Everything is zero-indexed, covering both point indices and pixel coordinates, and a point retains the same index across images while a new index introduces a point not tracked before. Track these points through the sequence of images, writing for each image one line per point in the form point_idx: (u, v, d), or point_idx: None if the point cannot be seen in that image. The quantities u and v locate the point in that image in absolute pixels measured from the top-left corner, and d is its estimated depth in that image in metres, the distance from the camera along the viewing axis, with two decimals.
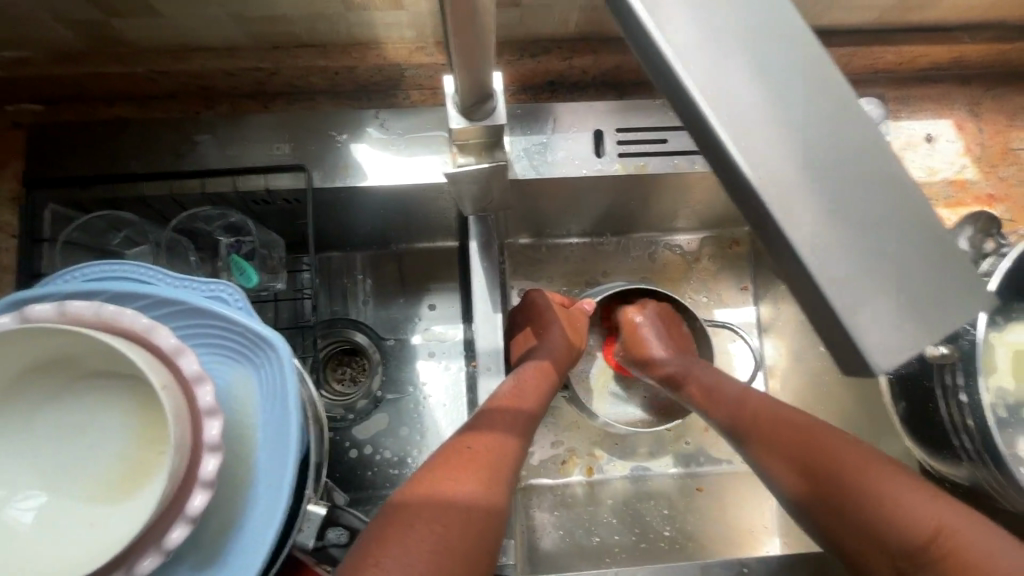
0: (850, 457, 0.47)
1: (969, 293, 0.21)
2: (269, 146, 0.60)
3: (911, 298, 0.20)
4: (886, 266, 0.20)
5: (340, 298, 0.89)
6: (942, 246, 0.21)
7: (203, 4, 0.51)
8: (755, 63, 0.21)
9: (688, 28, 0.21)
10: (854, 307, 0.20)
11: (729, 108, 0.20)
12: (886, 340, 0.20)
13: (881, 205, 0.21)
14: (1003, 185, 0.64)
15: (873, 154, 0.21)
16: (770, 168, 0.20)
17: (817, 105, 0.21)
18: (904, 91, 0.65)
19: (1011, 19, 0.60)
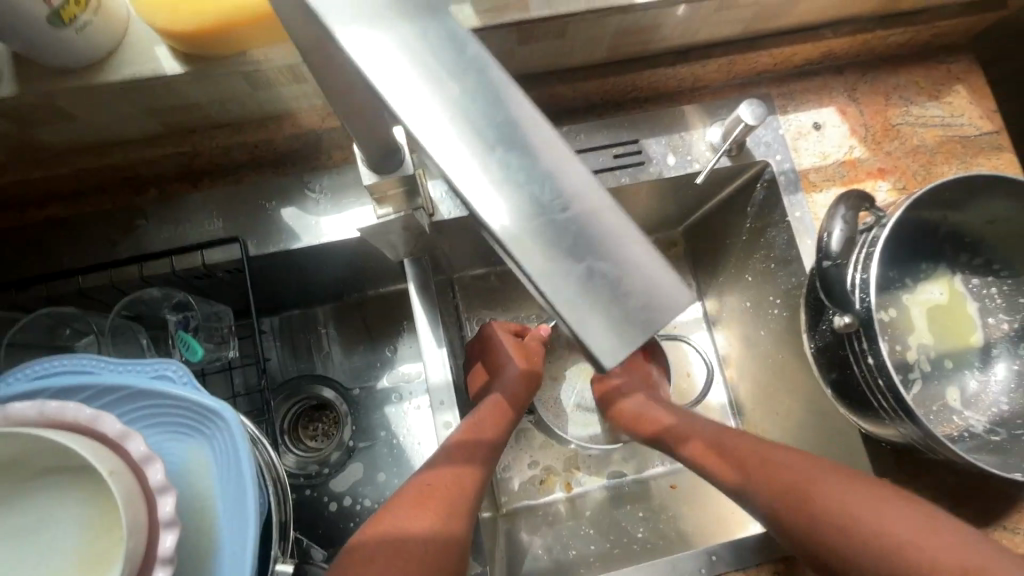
0: (825, 484, 0.51)
1: (670, 300, 0.25)
2: (203, 223, 0.63)
3: (623, 306, 0.25)
4: (601, 283, 0.25)
5: (303, 357, 0.91)
6: (648, 261, 0.25)
7: (118, 106, 0.53)
8: (482, 129, 0.25)
9: (433, 110, 0.25)
10: (587, 325, 0.24)
11: (460, 163, 0.25)
12: (606, 342, 0.25)
13: (595, 235, 0.25)
14: (890, 159, 0.70)
15: (586, 193, 0.25)
16: (500, 213, 0.25)
17: (535, 157, 0.25)
18: (787, 87, 0.71)
19: (867, 13, 0.66)
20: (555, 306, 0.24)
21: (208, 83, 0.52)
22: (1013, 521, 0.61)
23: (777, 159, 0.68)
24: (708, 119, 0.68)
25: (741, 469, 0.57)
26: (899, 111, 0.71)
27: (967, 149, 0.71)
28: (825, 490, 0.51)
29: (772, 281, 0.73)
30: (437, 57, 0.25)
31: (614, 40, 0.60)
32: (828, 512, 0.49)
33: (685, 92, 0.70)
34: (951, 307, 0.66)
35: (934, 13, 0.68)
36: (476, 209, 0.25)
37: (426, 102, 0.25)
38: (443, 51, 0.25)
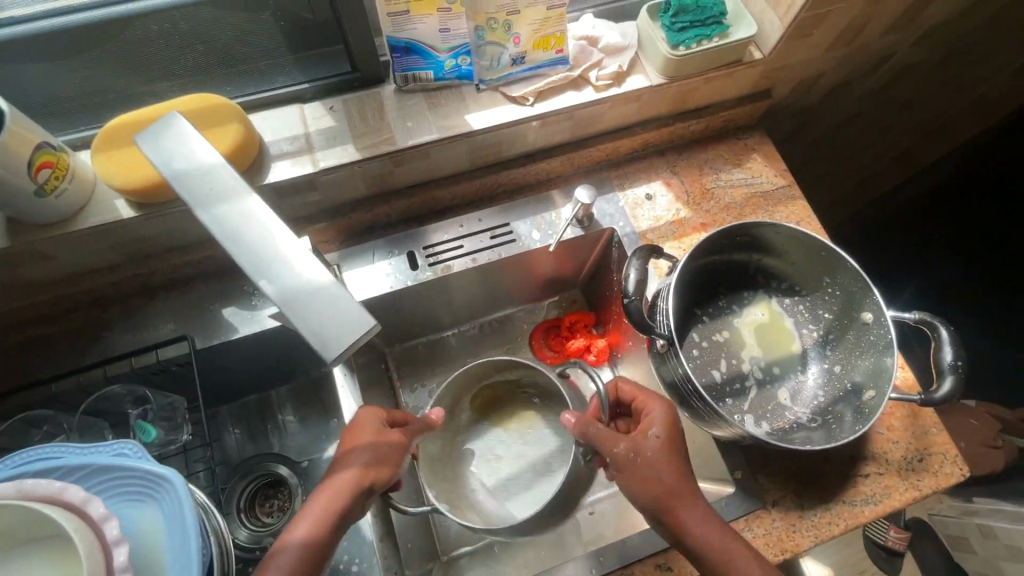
0: (722, 536, 0.61)
1: (365, 325, 0.36)
2: (158, 328, 0.77)
3: (336, 329, 0.36)
4: (322, 315, 0.36)
5: (258, 439, 1.02)
6: (353, 304, 0.37)
7: (88, 246, 0.69)
8: (256, 229, 0.39)
9: (237, 229, 0.39)
10: (314, 339, 0.36)
11: (238, 246, 0.38)
12: (326, 350, 0.35)
13: (319, 287, 0.37)
14: (709, 215, 0.89)
15: (315, 264, 0.38)
16: (260, 275, 0.37)
17: (284, 242, 0.38)
18: (622, 171, 0.91)
19: (665, 113, 0.88)
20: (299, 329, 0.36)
21: (157, 221, 0.69)
22: (849, 494, 0.74)
23: (619, 227, 0.87)
24: (562, 201, 0.88)
25: (668, 489, 0.62)
26: (711, 178, 0.92)
27: (769, 201, 0.90)
28: (746, 575, 0.58)
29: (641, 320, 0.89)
30: (241, 203, 0.40)
31: (472, 154, 0.79)
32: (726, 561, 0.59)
33: (543, 182, 0.90)
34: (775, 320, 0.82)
35: (717, 107, 0.91)
36: (258, 280, 0.37)
37: (232, 227, 0.39)
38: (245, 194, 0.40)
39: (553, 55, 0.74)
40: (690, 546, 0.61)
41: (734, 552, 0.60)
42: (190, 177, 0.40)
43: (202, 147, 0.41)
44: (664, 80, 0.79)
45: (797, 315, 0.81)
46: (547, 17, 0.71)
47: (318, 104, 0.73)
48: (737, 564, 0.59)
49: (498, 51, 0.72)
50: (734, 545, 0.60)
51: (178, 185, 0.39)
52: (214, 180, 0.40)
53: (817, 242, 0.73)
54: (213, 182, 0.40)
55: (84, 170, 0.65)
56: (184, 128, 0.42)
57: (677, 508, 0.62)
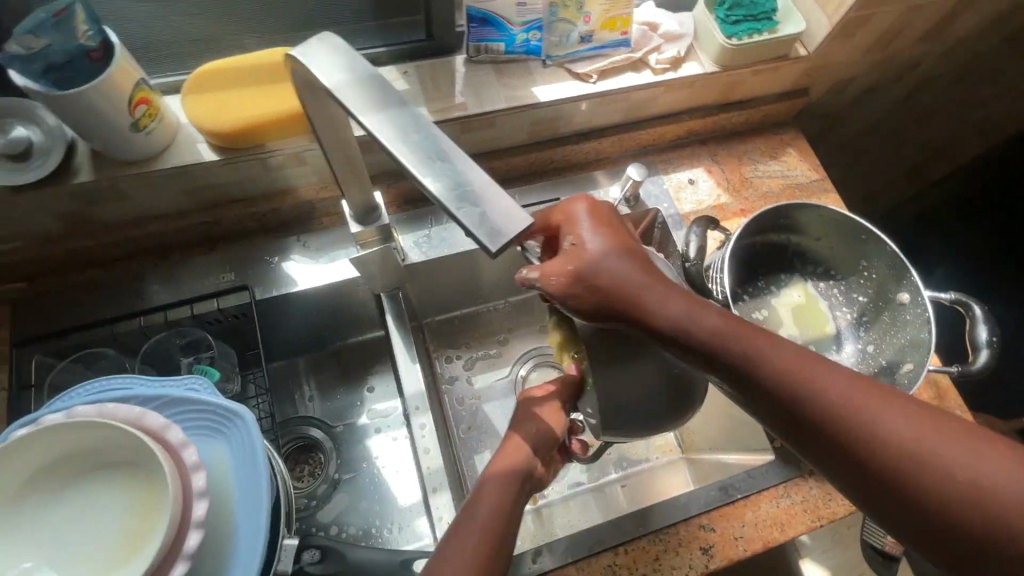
0: (875, 398, 0.46)
1: (521, 218, 0.35)
2: (218, 276, 0.79)
3: (491, 216, 0.34)
4: (477, 203, 0.35)
5: (291, 403, 1.02)
6: (507, 197, 0.35)
7: (163, 187, 0.70)
8: (403, 124, 0.38)
9: (387, 123, 0.38)
10: (472, 224, 0.34)
11: (387, 139, 0.37)
12: (484, 233, 0.34)
13: (471, 178, 0.36)
14: (748, 202, 0.93)
15: (464, 158, 0.37)
16: (411, 165, 0.36)
17: (433, 138, 0.37)
18: (666, 156, 0.95)
19: (711, 103, 0.93)
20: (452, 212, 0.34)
21: (234, 167, 0.70)
22: None
23: (663, 207, 0.90)
24: (610, 181, 0.91)
25: (786, 352, 0.49)
26: (750, 168, 0.96)
27: (804, 192, 0.95)
28: (929, 448, 0.43)
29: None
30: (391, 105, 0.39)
31: (533, 127, 0.83)
32: (888, 435, 0.44)
33: (591, 162, 0.94)
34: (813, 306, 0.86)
35: (758, 101, 0.96)
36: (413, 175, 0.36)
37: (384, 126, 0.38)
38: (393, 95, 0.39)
39: (618, 37, 0.79)
40: (818, 420, 0.47)
41: (894, 418, 0.45)
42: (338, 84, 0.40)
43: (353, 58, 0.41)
44: (718, 68, 0.84)
45: (831, 298, 0.85)
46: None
47: (392, 68, 0.77)
48: (905, 435, 0.44)
49: (568, 28, 0.76)
50: (891, 402, 0.46)
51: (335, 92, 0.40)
52: (366, 88, 0.40)
53: (858, 225, 0.78)
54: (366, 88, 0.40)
55: (171, 113, 0.67)
56: (335, 41, 0.42)
57: (652, 295, 0.52)
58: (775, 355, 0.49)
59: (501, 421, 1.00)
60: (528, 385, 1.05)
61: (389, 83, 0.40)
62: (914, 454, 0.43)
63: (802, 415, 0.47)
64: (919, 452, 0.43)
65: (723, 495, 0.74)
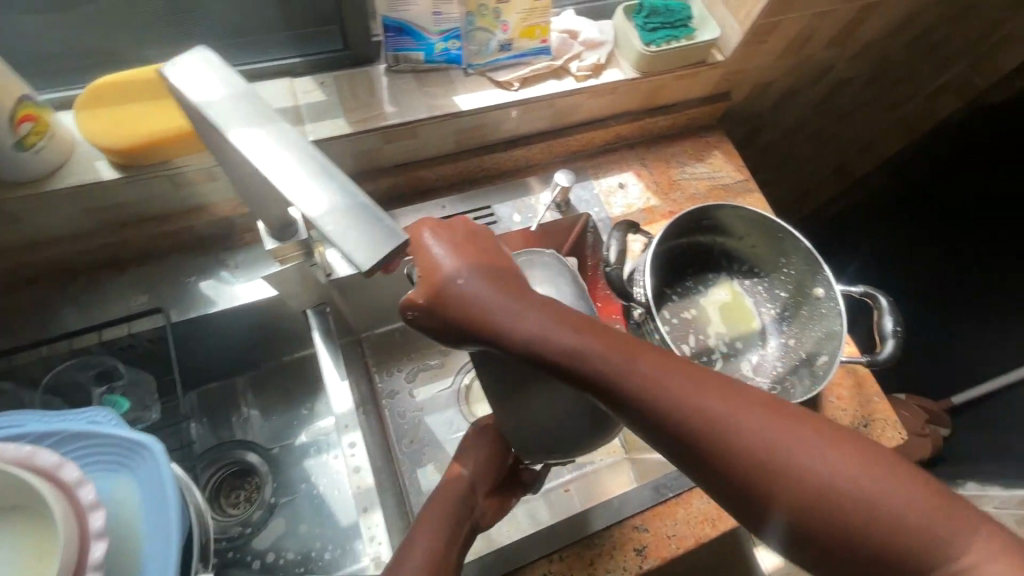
0: (743, 406, 0.43)
1: (397, 237, 0.37)
2: (129, 300, 0.75)
3: (367, 237, 0.36)
4: (353, 224, 0.37)
5: (223, 427, 0.98)
6: (382, 217, 0.37)
7: (60, 209, 0.66)
8: (280, 147, 0.39)
9: (265, 146, 0.39)
10: (348, 245, 0.36)
11: (265, 161, 0.38)
12: (361, 253, 0.36)
13: (348, 199, 0.38)
14: (676, 204, 0.95)
15: (342, 180, 0.39)
16: (290, 187, 0.38)
17: (312, 161, 0.39)
18: (596, 161, 0.97)
19: (637, 108, 0.95)
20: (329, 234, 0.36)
21: (138, 185, 0.67)
22: None
23: (593, 212, 0.92)
24: (541, 187, 0.92)
25: (660, 355, 0.46)
26: (678, 170, 0.98)
27: (729, 193, 0.98)
28: (799, 452, 0.40)
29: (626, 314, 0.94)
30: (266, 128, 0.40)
31: (458, 135, 0.82)
32: (761, 443, 0.41)
33: (522, 169, 0.94)
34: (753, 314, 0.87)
35: (682, 105, 0.98)
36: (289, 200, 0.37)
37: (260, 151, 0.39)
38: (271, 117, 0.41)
39: (538, 45, 0.79)
40: (677, 433, 0.44)
41: (770, 428, 0.42)
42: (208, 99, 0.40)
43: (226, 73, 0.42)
44: (638, 74, 0.85)
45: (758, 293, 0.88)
46: (533, 7, 0.75)
47: (308, 78, 0.75)
48: (770, 440, 0.41)
49: (487, 37, 0.76)
50: (776, 416, 0.42)
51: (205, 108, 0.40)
52: (240, 105, 0.41)
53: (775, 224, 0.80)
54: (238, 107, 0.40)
55: (63, 131, 0.64)
56: (206, 54, 0.42)
57: (495, 318, 0.49)
58: (653, 362, 0.45)
59: (444, 434, 0.99)
60: (471, 395, 1.04)
61: (264, 103, 0.41)
62: (779, 461, 0.41)
63: (663, 427, 0.44)
64: (779, 458, 0.41)
65: (656, 494, 0.75)
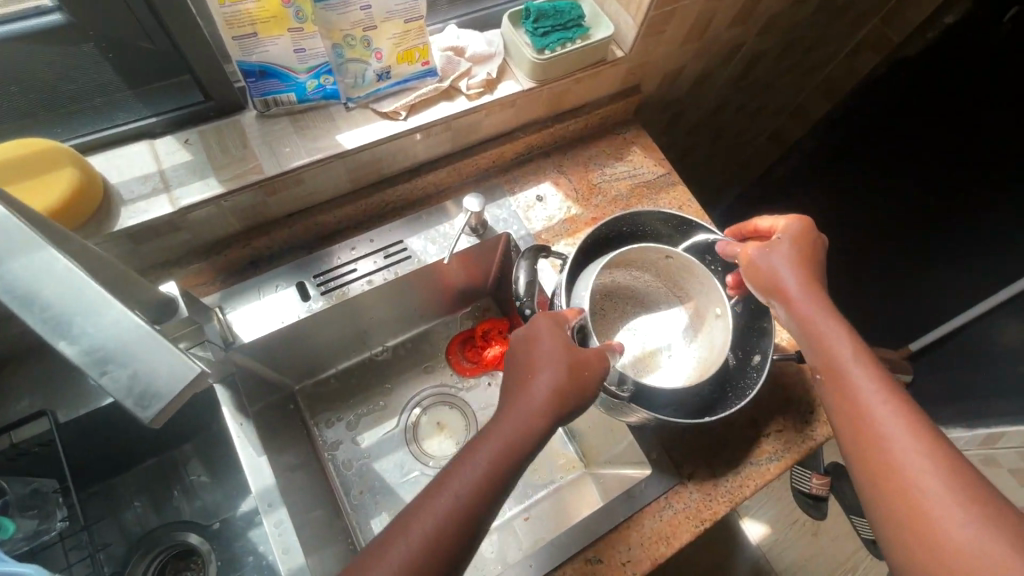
0: (879, 389, 0.54)
1: (189, 373, 0.36)
2: (10, 407, 0.68)
3: (150, 380, 0.35)
4: (136, 369, 0.35)
5: (160, 506, 0.92)
6: (170, 350, 0.36)
7: None
8: (45, 283, 0.36)
9: (33, 287, 0.35)
10: (129, 395, 0.34)
11: (28, 304, 0.35)
12: (146, 403, 0.34)
13: (129, 336, 0.36)
14: (599, 209, 0.91)
15: (120, 308, 0.36)
16: (55, 331, 0.35)
17: (83, 289, 0.36)
18: (511, 175, 0.92)
19: (543, 115, 0.91)
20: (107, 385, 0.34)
21: None
22: (754, 455, 0.78)
23: (512, 230, 0.87)
24: (454, 212, 0.87)
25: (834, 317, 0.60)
26: (597, 173, 0.95)
27: (652, 189, 0.94)
28: (885, 432, 0.52)
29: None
30: (32, 257, 0.36)
31: (352, 173, 0.77)
32: (872, 426, 0.53)
33: (433, 195, 0.89)
34: (675, 321, 0.82)
35: (591, 106, 0.95)
36: (61, 343, 0.35)
37: (15, 287, 0.35)
38: (43, 249, 0.36)
39: (420, 68, 0.74)
40: (840, 404, 0.56)
41: (884, 410, 0.53)
42: None
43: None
44: (535, 83, 0.81)
45: (668, 301, 0.83)
46: (406, 30, 0.70)
47: (170, 138, 0.69)
48: (889, 428, 0.52)
49: (362, 68, 0.70)
50: (887, 394, 0.54)
51: None
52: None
53: (656, 253, 0.75)
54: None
55: None
56: None
57: (791, 298, 0.62)
58: (826, 309, 0.60)
59: (396, 478, 0.95)
60: (421, 432, 0.99)
61: (23, 225, 0.36)
62: (887, 456, 0.51)
63: (854, 380, 0.55)
64: (880, 441, 0.52)
65: (607, 520, 0.73)
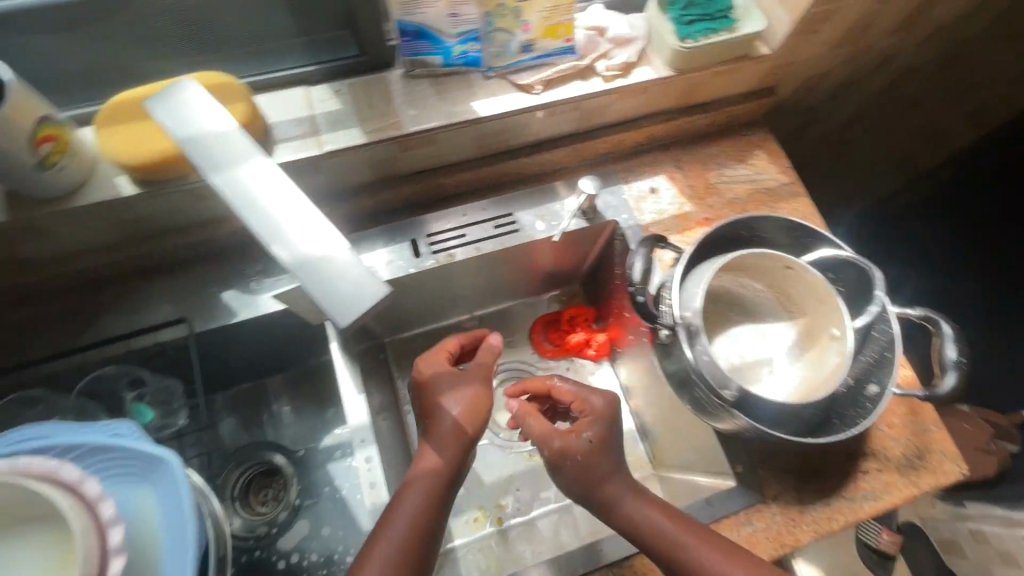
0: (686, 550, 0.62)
1: (376, 290, 0.40)
2: (155, 310, 0.76)
3: (344, 289, 0.39)
4: (332, 278, 0.40)
5: (254, 425, 1.01)
6: (361, 268, 0.40)
7: (88, 222, 0.68)
8: (268, 196, 0.42)
9: (254, 195, 0.42)
10: (327, 299, 0.39)
11: (253, 211, 0.41)
12: (339, 309, 0.38)
13: (329, 250, 0.41)
14: (713, 210, 0.88)
15: (324, 227, 0.42)
16: (272, 236, 0.40)
17: (296, 206, 0.42)
18: (627, 164, 0.91)
19: (671, 106, 0.89)
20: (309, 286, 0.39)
21: (159, 199, 0.68)
22: (849, 490, 0.74)
23: (622, 218, 0.86)
24: (566, 193, 0.87)
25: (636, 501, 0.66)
26: (715, 173, 0.91)
27: (772, 197, 0.90)
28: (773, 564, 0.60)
29: (627, 339, 0.96)
30: (252, 171, 0.43)
31: (478, 141, 0.79)
32: (704, 575, 0.60)
33: (547, 173, 0.90)
34: (781, 337, 0.78)
35: (720, 103, 0.91)
36: (273, 247, 0.40)
37: (240, 195, 0.42)
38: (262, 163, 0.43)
39: (562, 44, 0.75)
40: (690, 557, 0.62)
41: (767, 556, 0.61)
42: (202, 141, 0.43)
43: (211, 116, 0.44)
44: (672, 72, 0.79)
45: (776, 315, 0.79)
46: (556, 5, 0.70)
47: (324, 86, 0.74)
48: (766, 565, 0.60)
49: (507, 38, 0.73)
50: (699, 542, 0.62)
51: (193, 149, 0.43)
52: (228, 144, 0.43)
53: (774, 260, 0.73)
54: (226, 149, 0.43)
55: (85, 148, 0.65)
56: (200, 94, 0.46)
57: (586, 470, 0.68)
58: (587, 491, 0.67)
59: None
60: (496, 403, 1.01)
61: (248, 144, 0.44)
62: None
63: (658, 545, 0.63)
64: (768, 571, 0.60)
65: None
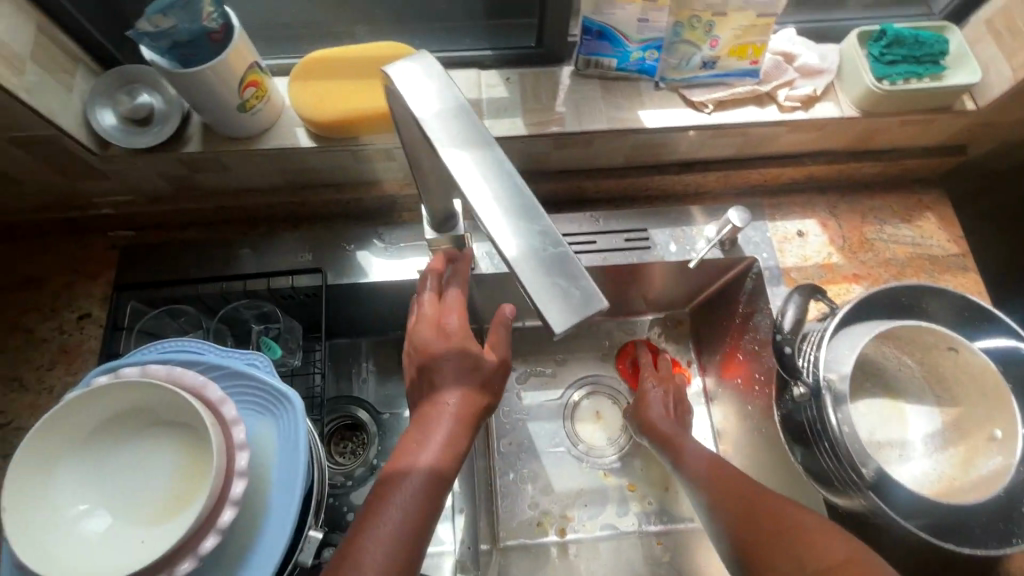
0: (738, 499, 0.61)
1: (593, 302, 0.37)
2: (295, 255, 0.81)
3: (560, 296, 0.37)
4: (549, 281, 0.37)
5: (346, 380, 1.05)
6: (578, 275, 0.38)
7: (261, 164, 0.73)
8: (491, 183, 0.40)
9: (477, 177, 0.40)
10: (543, 303, 0.37)
11: (473, 197, 0.40)
12: (556, 317, 0.36)
13: (546, 249, 0.38)
14: (864, 267, 0.81)
15: (542, 220, 0.39)
16: (492, 225, 0.38)
17: (516, 196, 0.40)
18: (776, 201, 0.85)
19: (840, 149, 0.82)
20: (527, 287, 0.37)
21: (326, 154, 0.72)
22: None
23: (761, 257, 0.81)
24: (705, 219, 0.83)
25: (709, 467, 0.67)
26: (874, 228, 0.84)
27: (936, 266, 0.81)
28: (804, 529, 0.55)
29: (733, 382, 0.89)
30: (475, 150, 0.41)
31: (632, 151, 0.77)
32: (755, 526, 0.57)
33: (688, 195, 0.86)
34: (919, 425, 0.70)
35: (895, 154, 0.84)
36: (492, 235, 0.38)
37: (460, 172, 0.41)
38: (486, 144, 0.42)
39: (746, 66, 0.71)
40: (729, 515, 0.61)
41: (803, 524, 0.55)
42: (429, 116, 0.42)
43: (441, 86, 0.44)
44: (858, 113, 0.73)
45: (920, 397, 0.71)
46: (753, 24, 0.66)
47: (495, 72, 0.74)
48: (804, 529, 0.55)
49: (691, 51, 0.69)
50: (745, 493, 0.61)
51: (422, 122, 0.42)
52: (457, 121, 0.42)
53: (937, 338, 0.66)
54: (452, 126, 0.42)
55: (278, 96, 0.69)
56: (428, 62, 0.44)
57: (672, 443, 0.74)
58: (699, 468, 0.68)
59: (543, 445, 0.96)
60: (578, 414, 0.99)
61: (477, 120, 0.43)
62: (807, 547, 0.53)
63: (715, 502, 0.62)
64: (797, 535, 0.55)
65: None
